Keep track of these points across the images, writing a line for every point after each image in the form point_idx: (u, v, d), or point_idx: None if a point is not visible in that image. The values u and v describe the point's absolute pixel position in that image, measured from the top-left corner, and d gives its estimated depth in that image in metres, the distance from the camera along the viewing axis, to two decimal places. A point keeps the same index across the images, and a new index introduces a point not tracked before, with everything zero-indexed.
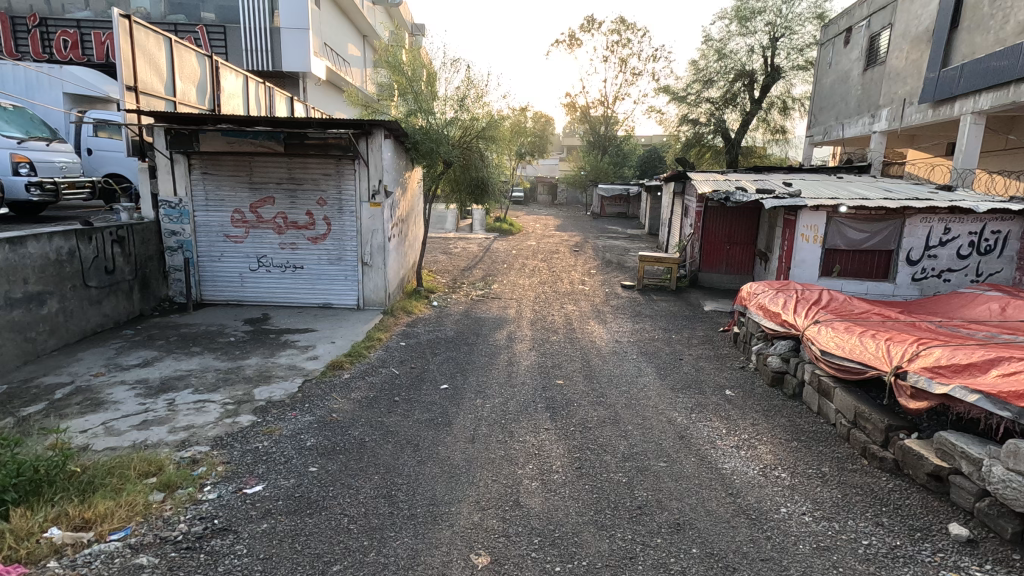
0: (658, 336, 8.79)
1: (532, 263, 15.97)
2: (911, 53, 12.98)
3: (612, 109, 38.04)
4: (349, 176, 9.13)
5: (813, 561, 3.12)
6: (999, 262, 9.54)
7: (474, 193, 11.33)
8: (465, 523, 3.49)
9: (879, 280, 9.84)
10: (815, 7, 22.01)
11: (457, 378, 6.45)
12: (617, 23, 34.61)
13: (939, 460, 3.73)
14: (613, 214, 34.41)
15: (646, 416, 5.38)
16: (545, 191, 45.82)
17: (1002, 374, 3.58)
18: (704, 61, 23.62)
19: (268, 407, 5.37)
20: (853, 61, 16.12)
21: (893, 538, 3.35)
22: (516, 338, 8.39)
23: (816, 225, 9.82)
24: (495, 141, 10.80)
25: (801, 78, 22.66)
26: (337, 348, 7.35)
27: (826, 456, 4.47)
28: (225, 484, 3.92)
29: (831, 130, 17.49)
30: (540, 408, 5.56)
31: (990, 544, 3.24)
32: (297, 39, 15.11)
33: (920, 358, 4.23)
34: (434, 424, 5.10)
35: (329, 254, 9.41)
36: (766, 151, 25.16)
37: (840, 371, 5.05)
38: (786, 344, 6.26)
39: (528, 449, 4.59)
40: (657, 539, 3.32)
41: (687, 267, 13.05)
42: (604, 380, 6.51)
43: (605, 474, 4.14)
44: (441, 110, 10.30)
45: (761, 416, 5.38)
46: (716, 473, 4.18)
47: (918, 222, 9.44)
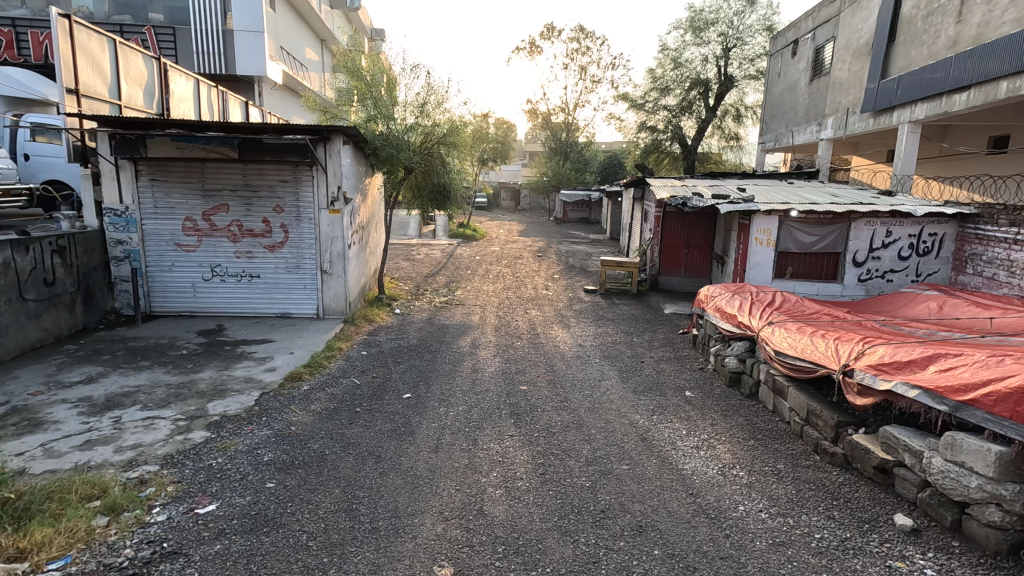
0: (621, 339, 8.91)
1: (496, 269, 15.97)
2: (853, 64, 13.65)
3: (573, 116, 38.59)
4: (307, 183, 8.94)
5: (770, 557, 3.20)
6: (937, 263, 9.98)
7: (436, 199, 11.29)
8: (428, 534, 3.44)
9: (828, 281, 10.26)
10: (764, 19, 22.88)
11: (420, 387, 6.37)
12: (576, 31, 35.22)
13: (885, 454, 3.91)
14: (576, 219, 34.84)
15: (609, 420, 5.44)
16: (508, 197, 45.99)
17: (940, 370, 3.77)
18: (661, 70, 24.23)
19: (223, 422, 5.19)
20: (800, 71, 16.84)
21: (844, 530, 3.48)
22: (480, 345, 8.38)
23: (769, 229, 10.17)
24: (456, 147, 10.78)
25: (753, 86, 23.50)
26: (296, 358, 7.17)
27: (782, 453, 4.62)
28: (176, 505, 3.75)
29: (781, 137, 18.17)
30: (504, 414, 5.56)
31: (932, 532, 3.40)
32: (251, 42, 14.75)
33: (866, 356, 4.42)
34: (397, 434, 5.02)
35: (287, 263, 9.18)
36: (721, 157, 25.92)
37: (792, 369, 5.24)
38: (743, 345, 6.45)
39: (492, 457, 4.57)
40: (620, 542, 3.35)
41: (648, 271, 13.30)
42: (567, 385, 6.55)
43: (568, 479, 4.16)
44: (401, 115, 10.23)
45: (719, 416, 5.52)
46: (677, 474, 4.25)
47: (863, 225, 9.90)
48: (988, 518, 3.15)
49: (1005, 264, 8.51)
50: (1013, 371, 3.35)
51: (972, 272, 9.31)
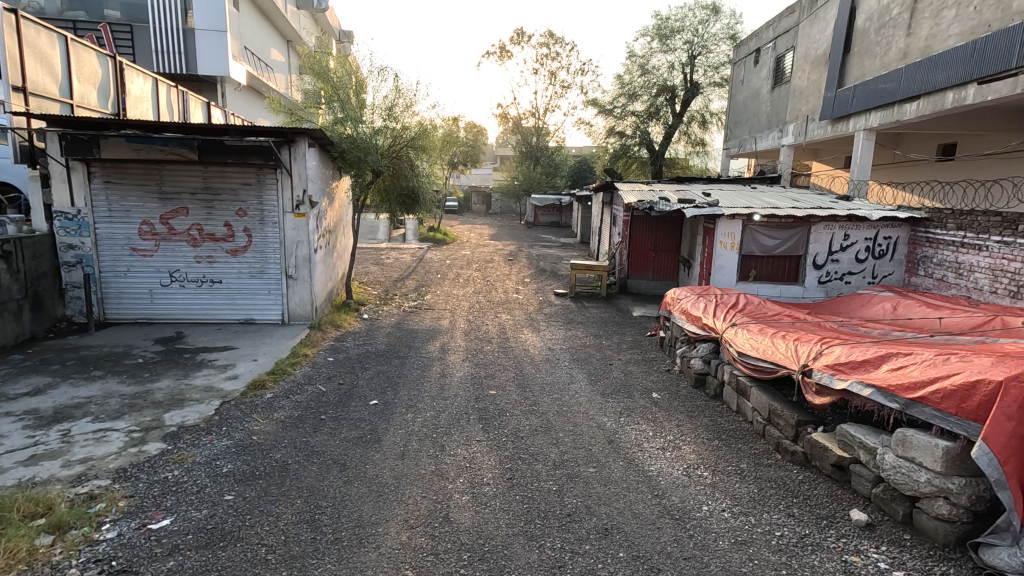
0: (590, 342, 8.96)
1: (467, 273, 15.91)
2: (812, 73, 14.11)
3: (543, 120, 38.84)
4: (270, 186, 8.75)
5: (731, 556, 3.26)
6: (891, 266, 10.35)
7: (405, 203, 11.19)
8: (393, 543, 3.39)
9: (789, 284, 10.55)
10: (728, 28, 23.51)
11: (388, 393, 6.28)
12: (545, 36, 35.49)
13: (842, 451, 4.02)
14: (546, 223, 35.02)
15: (578, 423, 5.46)
16: (479, 201, 46.00)
17: (892, 369, 3.88)
18: (629, 77, 24.62)
19: (180, 432, 5.00)
20: (762, 79, 17.33)
21: (803, 527, 3.56)
22: (450, 349, 8.33)
23: (733, 233, 10.41)
24: (425, 151, 10.71)
25: (718, 93, 24.04)
26: (259, 365, 6.99)
27: (745, 452, 4.71)
28: (127, 521, 3.60)
29: (745, 143, 18.65)
30: (473, 419, 5.51)
31: (885, 527, 3.51)
32: (212, 41, 14.38)
33: (823, 356, 4.53)
34: (362, 442, 4.93)
35: (250, 268, 8.94)
36: (688, 163, 26.35)
37: (755, 370, 5.35)
38: (707, 347, 6.57)
39: (459, 462, 4.53)
40: (586, 545, 3.35)
41: (617, 275, 13.43)
42: (536, 388, 6.56)
43: (535, 483, 4.16)
44: (369, 118, 10.12)
45: (685, 417, 5.60)
46: (643, 475, 4.30)
47: (822, 229, 10.22)
48: (937, 512, 3.26)
49: (954, 267, 8.91)
50: (958, 368, 3.46)
51: (924, 273, 9.69)
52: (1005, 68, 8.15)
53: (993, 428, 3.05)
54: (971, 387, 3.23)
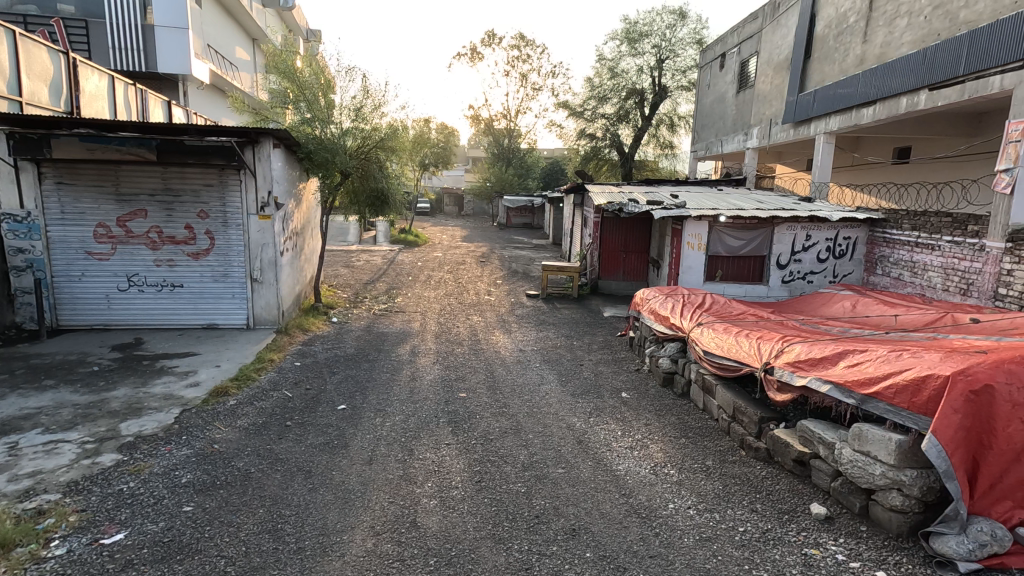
0: (560, 343, 9.00)
1: (438, 275, 15.80)
2: (775, 78, 14.49)
3: (515, 122, 38.89)
4: (234, 187, 8.53)
5: (696, 553, 3.30)
6: (851, 265, 10.68)
7: (375, 205, 11.06)
8: (357, 550, 3.33)
9: (754, 283, 10.77)
10: (694, 33, 23.95)
11: (356, 398, 6.17)
12: (516, 39, 35.58)
13: (802, 447, 4.11)
14: (519, 224, 35.10)
15: (547, 424, 5.47)
16: (451, 202, 45.85)
17: (848, 365, 3.98)
18: (599, 79, 24.87)
19: (137, 442, 4.83)
20: (727, 83, 17.71)
21: (765, 522, 3.63)
22: (420, 352, 8.27)
23: (700, 234, 10.59)
24: (395, 152, 10.61)
25: (685, 97, 24.46)
26: (222, 372, 6.80)
27: (710, 449, 4.79)
28: (78, 536, 3.45)
29: (711, 146, 19.03)
30: (442, 422, 5.48)
31: (843, 519, 3.61)
32: (173, 39, 13.96)
33: (784, 354, 4.64)
34: (329, 448, 4.84)
35: (213, 271, 8.70)
36: (658, 165, 26.71)
37: (720, 368, 5.46)
38: (675, 346, 6.67)
39: (428, 466, 4.48)
40: (553, 547, 3.35)
41: (588, 276, 13.52)
42: (507, 390, 6.54)
43: (504, 485, 4.14)
44: (337, 118, 9.96)
45: (653, 416, 5.66)
46: (611, 475, 4.32)
47: (785, 229, 10.49)
48: (890, 503, 3.36)
49: (909, 266, 9.25)
50: (909, 364, 3.57)
51: (882, 272, 10.03)
52: (953, 75, 8.51)
53: (941, 421, 3.12)
54: (920, 382, 3.33)
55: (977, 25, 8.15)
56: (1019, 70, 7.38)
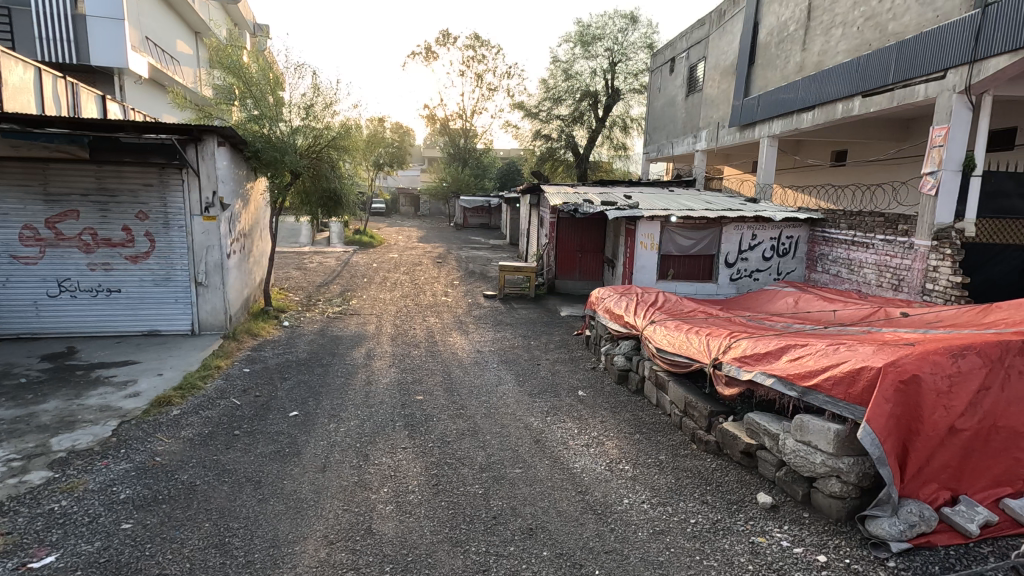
0: (518, 343, 9.04)
1: (394, 276, 15.60)
2: (721, 83, 15.00)
3: (470, 122, 38.76)
4: (175, 187, 8.16)
5: (649, 546, 3.38)
6: (794, 263, 11.17)
7: (327, 205, 10.81)
8: (309, 561, 3.24)
9: (705, 281, 11.11)
10: (645, 37, 24.49)
11: (309, 404, 6.00)
12: (471, 39, 35.44)
13: (749, 438, 4.27)
14: (476, 225, 35.04)
15: (504, 424, 5.48)
16: (408, 203, 45.37)
17: (790, 359, 4.16)
18: (553, 81, 25.14)
19: (70, 458, 4.54)
20: (677, 87, 18.21)
21: (715, 513, 3.75)
22: (375, 355, 8.13)
23: (652, 234, 10.85)
24: (347, 151, 10.38)
25: (637, 100, 24.99)
26: (164, 380, 6.47)
27: (664, 444, 4.91)
28: (3, 562, 3.21)
29: (663, 148, 19.52)
30: (399, 426, 5.40)
31: (787, 507, 3.77)
32: (107, 30, 13.23)
33: (731, 349, 4.81)
34: (280, 456, 4.69)
35: (154, 275, 8.29)
36: (612, 166, 27.17)
37: (672, 365, 5.60)
38: (629, 344, 6.80)
39: (384, 471, 4.41)
40: (510, 547, 3.36)
41: (544, 276, 13.63)
42: (464, 392, 6.51)
43: (461, 487, 4.12)
44: (286, 116, 9.66)
45: (608, 413, 5.76)
46: (567, 473, 4.36)
47: (732, 229, 10.88)
48: (830, 490, 3.53)
49: (846, 264, 9.75)
50: (845, 357, 3.75)
51: (822, 269, 10.54)
52: (883, 83, 9.03)
53: (874, 410, 3.29)
54: (856, 373, 3.51)
55: (903, 37, 8.66)
56: (941, 80, 7.91)
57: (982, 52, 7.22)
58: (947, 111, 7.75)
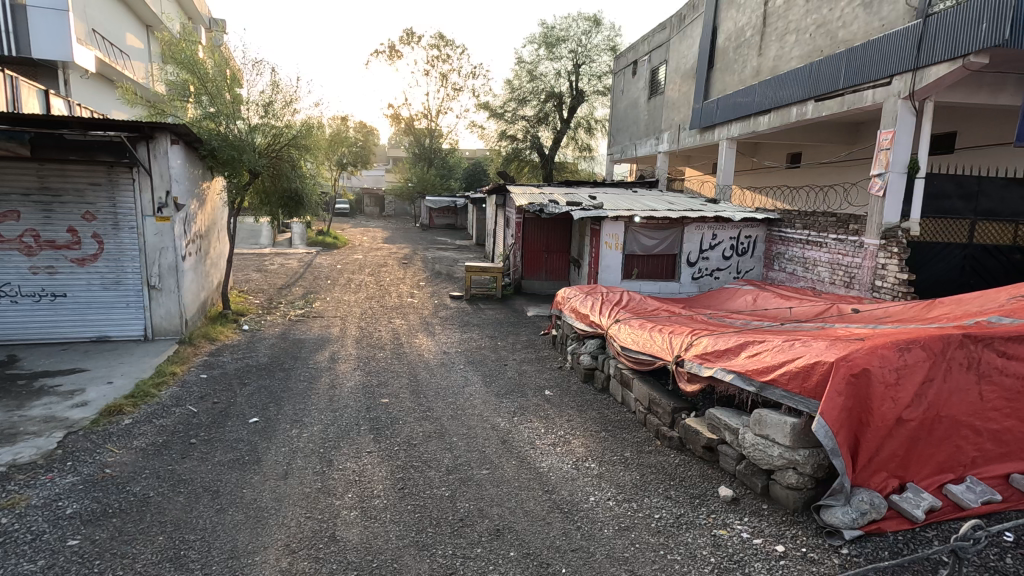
0: (485, 344, 9.02)
1: (359, 278, 15.36)
2: (682, 86, 15.31)
3: (436, 122, 38.48)
4: (126, 186, 7.82)
5: (615, 543, 3.41)
6: (753, 262, 11.50)
7: (288, 205, 10.56)
8: (270, 571, 3.15)
9: (668, 280, 11.32)
10: (608, 40, 24.80)
11: (270, 410, 5.84)
12: (435, 38, 35.18)
13: (710, 433, 4.37)
14: (442, 225, 34.83)
15: (471, 425, 5.45)
16: (372, 203, 44.78)
17: (749, 355, 4.28)
18: (518, 82, 25.22)
19: (11, 473, 4.29)
20: (640, 90, 18.52)
21: (678, 507, 3.82)
22: (339, 358, 7.98)
23: (617, 234, 11.00)
24: (309, 151, 10.14)
25: (601, 101, 25.30)
26: (115, 389, 6.19)
27: (629, 441, 4.98)
28: None
29: (626, 149, 19.81)
30: (364, 430, 5.31)
31: (747, 499, 3.88)
32: (49, 21, 12.57)
33: (693, 346, 4.91)
34: (240, 464, 4.55)
35: (103, 279, 7.92)
36: (577, 167, 27.40)
37: (636, 363, 5.69)
38: (595, 343, 6.87)
39: (348, 477, 4.33)
40: (478, 549, 3.35)
41: (511, 276, 13.64)
42: (431, 394, 6.45)
43: (427, 490, 4.08)
44: (244, 114, 9.36)
45: (575, 412, 5.80)
46: (534, 473, 4.37)
47: (693, 230, 11.12)
48: (787, 481, 3.64)
49: (801, 262, 10.10)
50: (801, 352, 3.88)
51: (779, 268, 10.89)
52: (834, 89, 9.39)
53: (828, 403, 3.41)
54: (810, 368, 3.63)
55: (852, 44, 9.03)
56: (887, 86, 8.28)
57: (924, 59, 7.59)
58: (893, 116, 8.11)
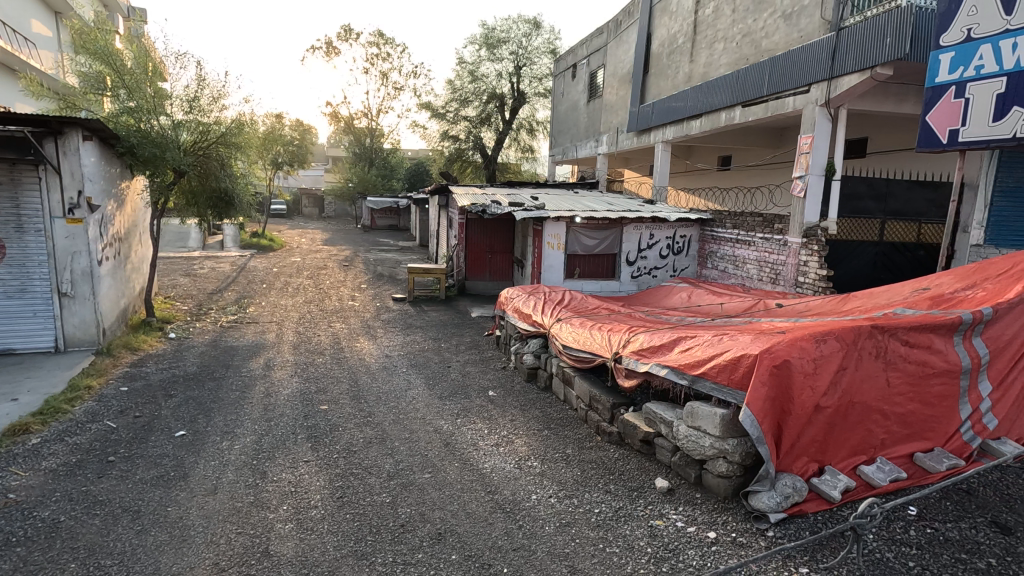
0: (428, 346, 8.92)
1: (297, 281, 14.84)
2: (620, 89, 15.72)
3: (376, 121, 37.70)
4: (32, 185, 7.22)
5: (556, 539, 3.45)
6: (688, 260, 11.96)
7: (217, 206, 10.06)
8: None
9: (608, 279, 11.57)
10: (548, 43, 25.11)
11: (199, 422, 5.54)
12: (374, 36, 34.45)
13: (647, 427, 4.50)
14: (384, 227, 34.22)
15: (414, 429, 5.38)
16: (311, 204, 43.38)
17: (681, 350, 4.44)
18: (459, 82, 25.14)
19: None
20: (579, 92, 18.87)
21: (617, 501, 3.91)
22: (275, 364, 7.67)
23: (558, 234, 11.15)
24: (239, 149, 9.68)
25: (543, 103, 25.57)
26: (21, 406, 5.68)
27: (570, 438, 5.06)
28: None
29: (567, 150, 20.14)
30: (301, 439, 5.12)
31: (682, 490, 4.02)
32: None
33: (631, 343, 5.04)
34: (164, 481, 4.28)
35: (5, 286, 7.27)
36: (519, 168, 27.58)
37: (577, 360, 5.78)
38: (537, 342, 6.93)
39: (283, 488, 4.16)
40: (418, 554, 3.30)
41: (455, 277, 13.57)
42: (372, 398, 6.31)
43: (367, 498, 3.98)
44: (168, 110, 8.80)
45: (518, 411, 5.84)
46: (477, 474, 4.36)
47: (632, 230, 11.43)
48: (718, 470, 3.80)
49: (732, 261, 10.58)
50: (729, 346, 4.07)
51: (712, 266, 11.37)
52: (759, 95, 9.90)
53: (752, 394, 3.60)
54: (737, 361, 3.82)
55: (774, 54, 9.56)
56: (806, 94, 8.81)
57: (837, 70, 8.14)
58: (811, 122, 8.64)
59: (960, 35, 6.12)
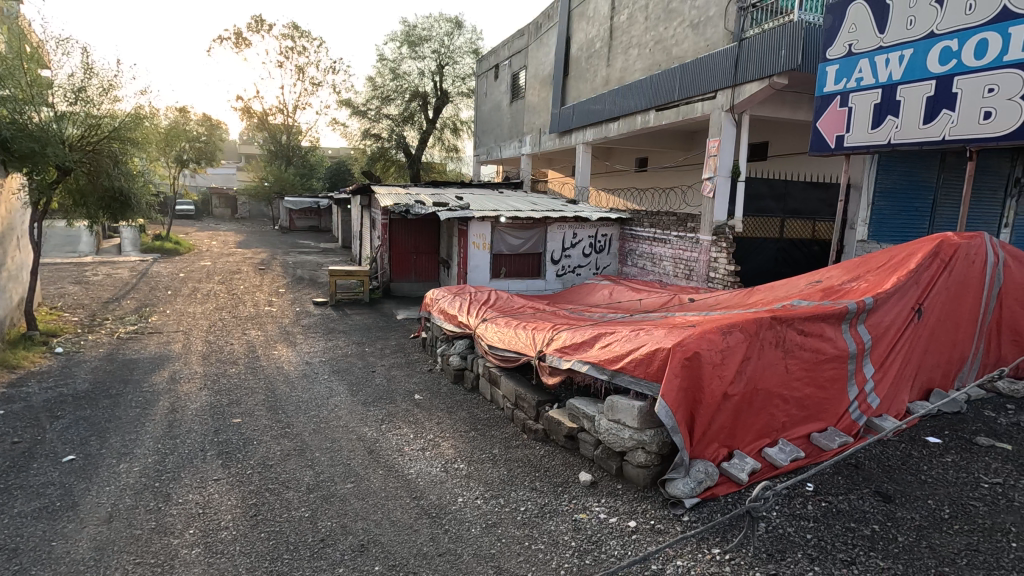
0: (351, 351, 8.63)
1: (207, 287, 13.90)
2: (541, 91, 15.98)
3: (293, 117, 36.01)
4: None
5: (482, 541, 3.44)
6: (609, 258, 12.34)
7: (111, 207, 9.21)
8: None
9: (534, 278, 11.72)
10: (470, 42, 25.04)
11: (91, 445, 5.02)
12: (288, 28, 32.89)
13: (571, 422, 4.59)
14: (304, 228, 32.83)
15: (336, 438, 5.18)
16: (222, 204, 40.80)
17: (601, 346, 4.56)
18: (380, 80, 24.60)
19: None
20: (502, 93, 18.99)
21: (543, 497, 3.96)
22: (182, 377, 7.12)
23: (483, 234, 11.16)
24: (135, 144, 8.90)
25: (466, 103, 25.48)
26: None
27: (497, 438, 5.06)
28: None
29: (491, 151, 20.19)
30: (210, 455, 4.79)
31: (605, 482, 4.13)
32: None
33: (554, 341, 5.12)
34: (47, 513, 3.84)
35: None
36: (444, 168, 27.32)
37: (503, 360, 5.80)
38: (463, 343, 6.88)
39: (190, 509, 3.87)
40: (340, 569, 3.18)
41: (379, 279, 13.23)
42: (291, 408, 6.01)
43: (284, 514, 3.78)
44: (48, 100, 7.90)
45: (445, 413, 5.78)
46: (401, 480, 4.27)
47: (556, 229, 11.65)
48: (637, 461, 3.94)
49: (650, 258, 11.04)
50: (645, 341, 4.23)
51: (632, 263, 11.80)
52: (671, 100, 10.38)
53: (667, 386, 3.77)
54: (653, 354, 3.98)
55: (683, 61, 10.06)
56: (712, 100, 9.34)
57: (739, 78, 8.69)
58: (717, 126, 9.17)
59: (843, 50, 6.73)
